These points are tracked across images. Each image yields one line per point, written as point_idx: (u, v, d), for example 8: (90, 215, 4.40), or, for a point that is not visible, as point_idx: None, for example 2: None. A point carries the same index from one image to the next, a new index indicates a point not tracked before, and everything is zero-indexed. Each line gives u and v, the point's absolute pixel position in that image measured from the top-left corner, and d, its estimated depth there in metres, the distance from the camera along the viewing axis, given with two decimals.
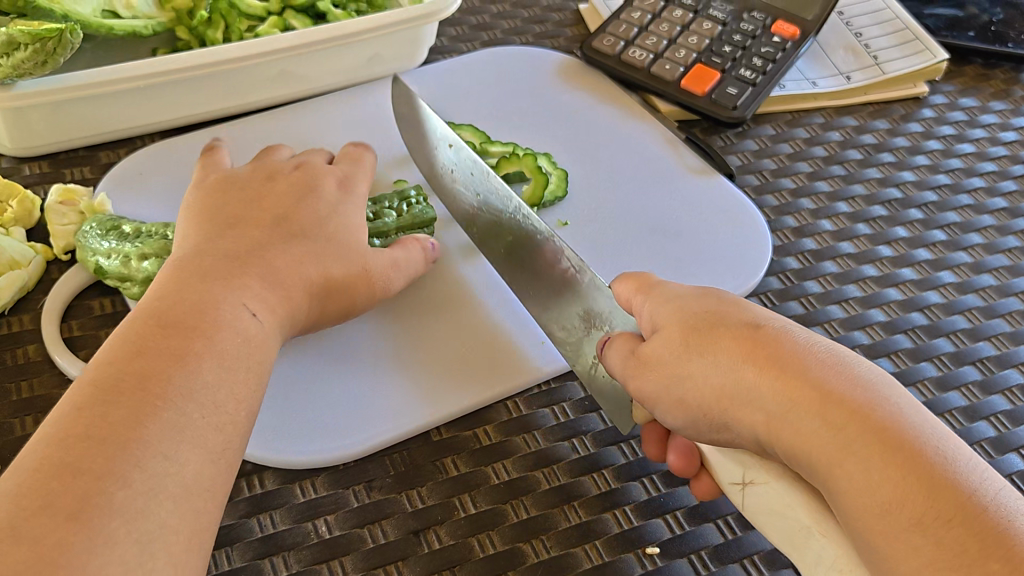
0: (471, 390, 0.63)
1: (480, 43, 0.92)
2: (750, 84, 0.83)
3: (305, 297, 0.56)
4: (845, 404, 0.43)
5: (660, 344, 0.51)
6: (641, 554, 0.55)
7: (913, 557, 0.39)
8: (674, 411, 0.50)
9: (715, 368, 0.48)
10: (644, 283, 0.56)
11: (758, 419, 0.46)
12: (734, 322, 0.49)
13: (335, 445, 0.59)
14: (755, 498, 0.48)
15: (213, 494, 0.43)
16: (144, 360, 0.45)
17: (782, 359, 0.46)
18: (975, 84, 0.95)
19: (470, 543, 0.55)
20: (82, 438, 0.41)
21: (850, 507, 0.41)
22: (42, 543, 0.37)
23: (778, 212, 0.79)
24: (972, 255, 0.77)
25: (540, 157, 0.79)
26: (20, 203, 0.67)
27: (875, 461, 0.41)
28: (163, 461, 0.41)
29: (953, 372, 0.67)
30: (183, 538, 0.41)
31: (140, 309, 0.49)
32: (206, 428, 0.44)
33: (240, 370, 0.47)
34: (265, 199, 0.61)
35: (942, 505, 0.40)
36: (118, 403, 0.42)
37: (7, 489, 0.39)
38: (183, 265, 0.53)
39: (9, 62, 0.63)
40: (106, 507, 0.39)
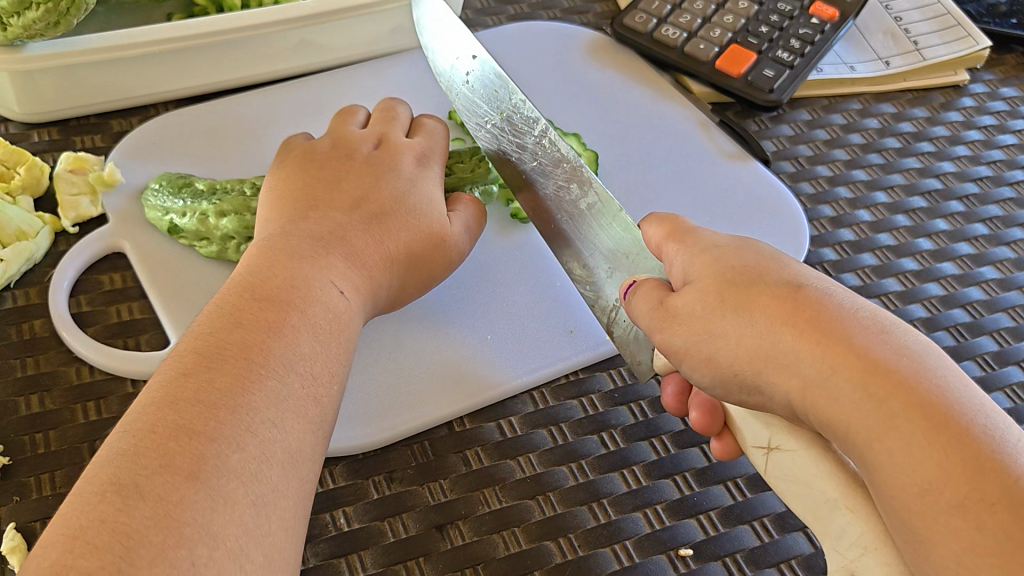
0: (507, 378, 0.61)
1: (507, 18, 0.88)
2: (788, 66, 0.80)
3: (387, 274, 0.55)
4: (885, 373, 0.37)
5: (693, 298, 0.44)
6: (673, 556, 0.53)
7: (952, 541, 0.34)
8: (701, 368, 0.44)
9: (750, 329, 0.42)
10: (677, 228, 0.50)
11: (792, 385, 0.40)
12: (775, 278, 0.43)
13: (369, 428, 0.57)
14: (780, 465, 0.43)
15: (312, 461, 0.42)
16: (243, 332, 0.43)
17: (822, 323, 0.40)
18: (1016, 73, 0.92)
19: (495, 540, 0.52)
20: (192, 403, 0.39)
21: (886, 487, 0.37)
22: (166, 500, 0.35)
23: (814, 201, 0.76)
24: (1015, 250, 0.74)
25: (572, 137, 0.75)
26: (28, 170, 0.64)
27: (917, 436, 0.36)
28: (272, 429, 0.40)
29: (997, 373, 0.64)
30: (291, 503, 0.40)
31: (230, 285, 0.47)
32: (305, 398, 0.43)
33: (332, 343, 0.46)
34: (343, 180, 0.58)
35: (985, 488, 0.34)
36: (220, 371, 0.41)
37: (118, 449, 0.37)
38: (269, 244, 0.51)
39: (20, 22, 0.60)
40: (221, 468, 0.37)
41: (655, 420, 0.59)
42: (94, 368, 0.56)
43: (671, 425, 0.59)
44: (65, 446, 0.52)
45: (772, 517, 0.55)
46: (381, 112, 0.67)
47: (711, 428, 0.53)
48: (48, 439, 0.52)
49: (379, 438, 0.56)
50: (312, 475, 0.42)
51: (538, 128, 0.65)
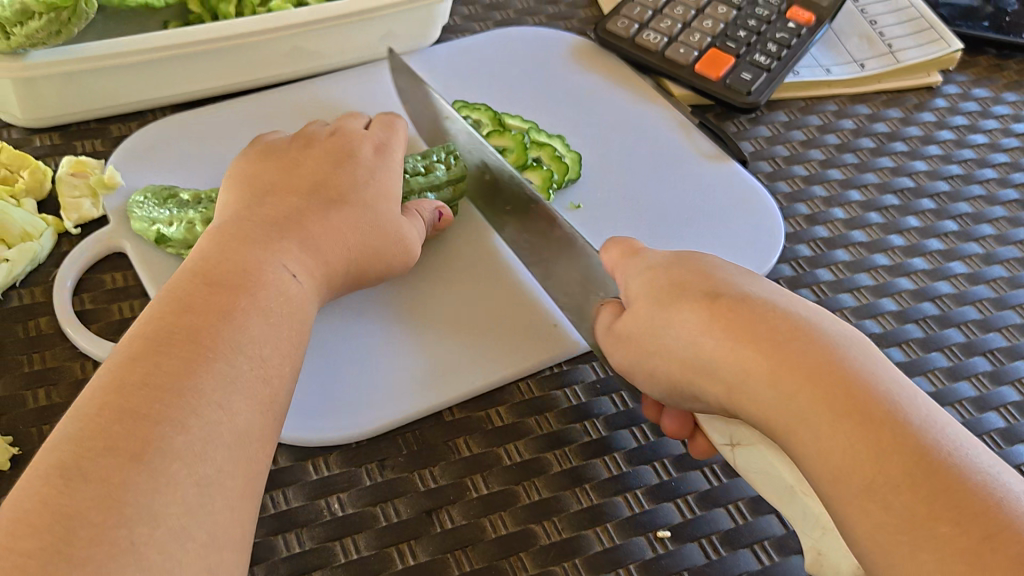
0: (490, 370, 0.63)
1: (493, 23, 0.91)
2: (765, 70, 0.83)
3: (343, 263, 0.57)
4: (796, 368, 0.42)
5: (631, 320, 0.52)
6: (652, 538, 0.56)
7: (864, 520, 0.39)
8: (649, 381, 0.52)
9: (678, 336, 0.48)
10: (653, 259, 0.53)
11: (718, 389, 0.45)
12: (699, 289, 0.49)
13: (360, 419, 0.59)
14: (744, 458, 0.47)
15: (260, 443, 0.44)
16: (192, 316, 0.46)
17: (743, 323, 0.45)
18: (988, 74, 0.95)
19: (483, 523, 0.55)
20: (142, 384, 0.41)
21: (811, 475, 0.41)
22: (109, 481, 0.37)
23: (791, 200, 0.79)
24: (983, 246, 0.77)
25: (555, 140, 0.78)
26: (31, 173, 0.66)
27: (827, 424, 0.40)
28: (218, 410, 0.42)
29: (964, 362, 0.67)
30: (238, 485, 0.42)
31: (184, 270, 0.49)
32: (254, 379, 0.45)
33: (284, 327, 0.49)
34: (300, 165, 0.62)
35: (890, 468, 0.38)
36: (169, 353, 0.43)
37: (66, 434, 0.39)
38: (224, 229, 0.54)
39: (23, 31, 0.62)
40: (165, 449, 0.39)
41: (636, 409, 0.62)
42: (96, 363, 0.59)
43: None
44: None
45: (747, 500, 0.58)
46: (346, 116, 0.71)
47: (679, 425, 0.56)
48: (53, 430, 0.55)
49: (373, 427, 0.59)
50: (264, 462, 0.44)
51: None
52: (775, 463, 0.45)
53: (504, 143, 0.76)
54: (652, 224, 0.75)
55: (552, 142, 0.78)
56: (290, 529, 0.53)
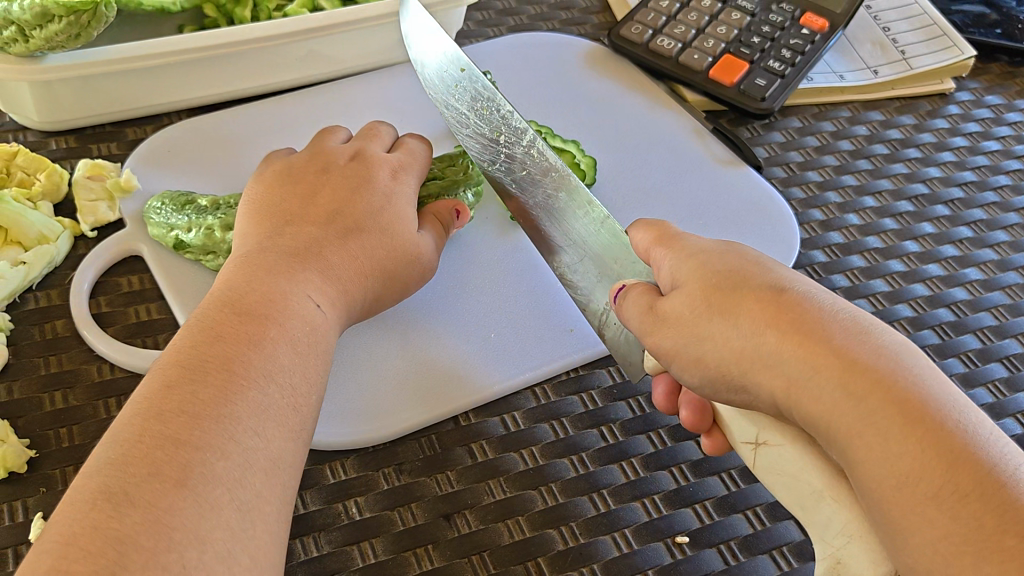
0: (507, 375, 0.63)
1: (506, 29, 0.91)
2: (779, 76, 0.83)
3: (360, 284, 0.57)
4: (865, 373, 0.40)
5: (679, 302, 0.47)
6: (670, 543, 0.55)
7: (926, 530, 0.37)
8: (691, 370, 0.47)
9: (734, 331, 0.44)
10: (664, 233, 0.52)
11: (777, 385, 0.42)
12: (758, 283, 0.45)
13: (378, 424, 0.59)
14: (768, 458, 0.46)
15: (292, 467, 0.44)
16: (224, 345, 0.46)
17: (805, 324, 0.42)
18: (1000, 81, 0.95)
19: (500, 529, 0.55)
20: (178, 412, 0.42)
21: (867, 483, 0.39)
22: (155, 506, 0.38)
23: (805, 205, 0.79)
24: (998, 252, 0.77)
25: (571, 146, 0.78)
26: (48, 176, 0.67)
27: (893, 431, 0.38)
28: (254, 438, 0.43)
29: (980, 369, 0.67)
30: (274, 508, 0.42)
31: (211, 300, 0.50)
32: (285, 408, 0.45)
33: (310, 355, 0.49)
34: (318, 194, 0.61)
35: (958, 478, 0.37)
36: (204, 382, 0.43)
37: (107, 458, 0.40)
38: (248, 259, 0.54)
39: (42, 34, 0.63)
40: (207, 475, 0.40)
41: (652, 414, 0.62)
42: (115, 366, 0.59)
43: (667, 419, 0.62)
44: (88, 440, 0.55)
45: (764, 506, 0.58)
46: (364, 132, 0.69)
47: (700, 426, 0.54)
48: (73, 433, 0.55)
49: (393, 431, 0.59)
50: (292, 481, 0.44)
51: (526, 138, 0.67)
52: (805, 466, 0.44)
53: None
54: None
55: (570, 147, 0.78)
56: (308, 533, 0.53)
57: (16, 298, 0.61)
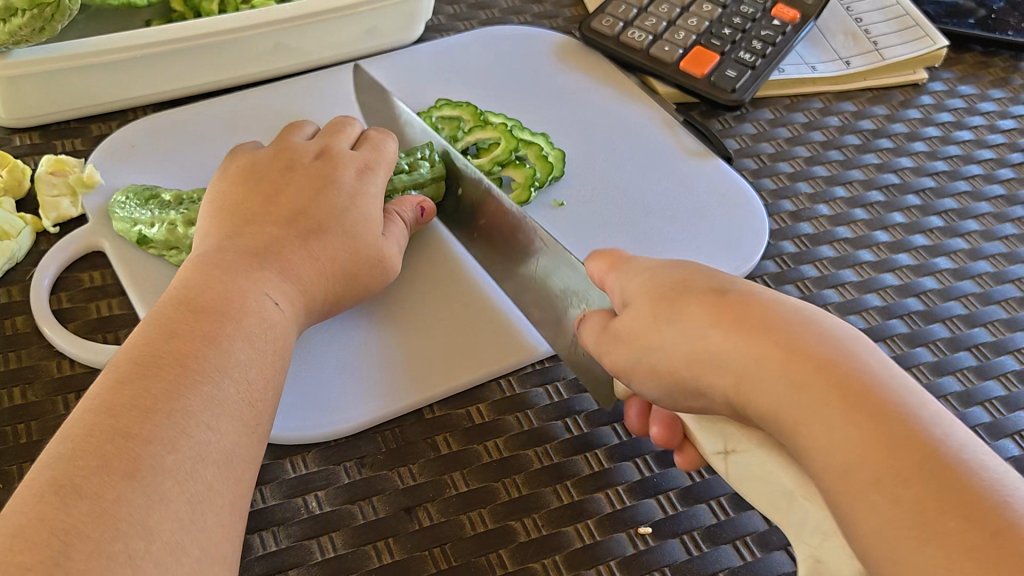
0: (471, 368, 0.63)
1: (478, 22, 0.91)
2: (749, 67, 0.83)
3: (320, 283, 0.57)
4: (808, 364, 0.40)
5: (632, 318, 0.48)
6: (633, 534, 0.55)
7: (873, 516, 0.36)
8: (647, 381, 0.48)
9: (684, 335, 0.44)
10: (617, 259, 0.53)
11: (728, 386, 0.43)
12: (702, 287, 0.46)
13: (336, 417, 0.59)
14: (740, 466, 0.45)
15: (246, 463, 0.44)
16: (178, 341, 0.45)
17: (752, 320, 0.42)
18: (973, 71, 0.94)
19: (462, 521, 0.54)
20: (129, 408, 0.41)
21: (815, 469, 0.38)
22: (103, 497, 0.38)
23: (775, 197, 0.78)
24: (969, 242, 0.77)
25: (540, 138, 0.78)
26: (10, 172, 0.66)
27: (836, 417, 0.38)
28: (208, 431, 0.42)
29: (949, 358, 0.67)
30: (227, 502, 0.42)
31: (168, 297, 0.49)
32: (240, 403, 0.45)
33: (267, 351, 0.49)
34: (281, 192, 0.60)
35: (899, 462, 0.36)
36: (157, 377, 0.43)
37: (57, 454, 0.39)
38: (207, 258, 0.53)
39: (6, 28, 0.62)
40: (158, 467, 0.39)
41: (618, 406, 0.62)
42: (75, 362, 0.58)
43: None
44: (46, 436, 0.54)
45: (729, 496, 0.58)
46: (330, 127, 0.69)
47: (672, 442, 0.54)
48: (30, 428, 0.54)
49: (352, 425, 0.59)
50: (247, 474, 0.44)
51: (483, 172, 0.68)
52: (775, 469, 0.43)
53: (490, 136, 0.77)
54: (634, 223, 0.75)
55: (539, 140, 0.78)
56: (267, 528, 0.53)
57: None
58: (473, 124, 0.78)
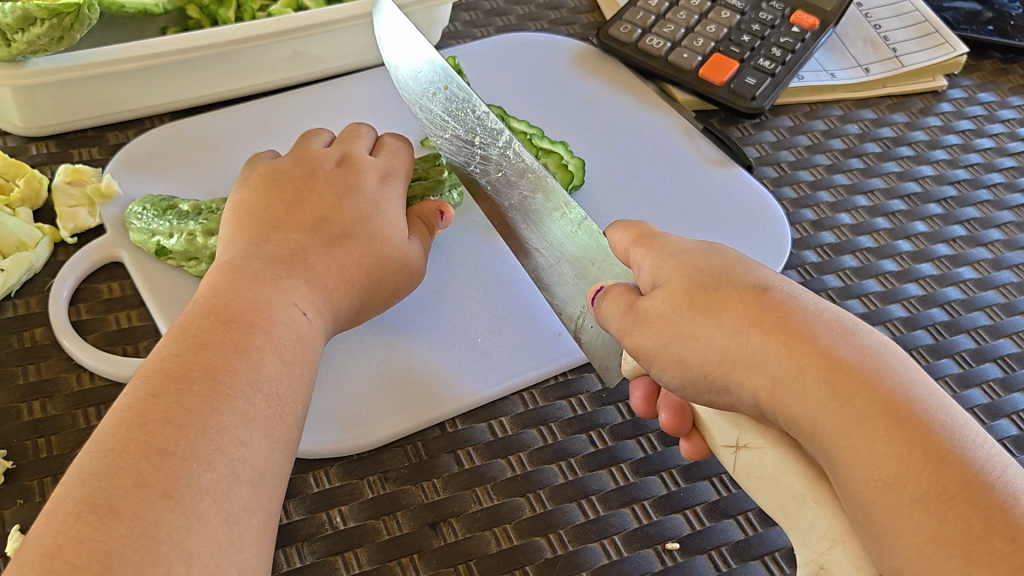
0: (493, 381, 0.62)
1: (495, 29, 0.90)
2: (769, 74, 0.82)
3: (347, 292, 0.56)
4: (848, 372, 0.40)
5: (660, 302, 0.46)
6: (660, 550, 0.54)
7: (914, 533, 0.37)
8: (670, 369, 0.46)
9: (717, 330, 0.44)
10: (644, 233, 0.51)
11: (760, 384, 0.42)
12: (742, 282, 0.45)
13: (364, 430, 0.58)
14: (748, 463, 0.45)
15: (277, 479, 0.43)
16: (209, 353, 0.45)
17: (790, 324, 0.42)
18: (993, 78, 0.94)
19: (487, 537, 0.54)
20: (163, 422, 0.40)
21: (852, 482, 0.39)
22: (142, 518, 0.36)
23: (797, 205, 0.78)
24: (992, 251, 0.76)
25: (560, 145, 0.77)
26: (27, 182, 0.65)
27: (880, 432, 0.38)
28: (240, 448, 0.41)
29: (975, 369, 0.66)
30: (260, 520, 0.41)
31: (195, 307, 0.48)
32: (271, 418, 0.44)
33: (296, 364, 0.48)
34: (306, 200, 0.60)
35: (946, 480, 0.37)
36: (190, 391, 0.42)
37: (90, 469, 0.38)
38: (233, 266, 0.53)
39: (24, 38, 0.62)
40: (194, 486, 0.38)
41: (641, 418, 0.61)
42: (94, 375, 0.58)
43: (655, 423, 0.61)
44: (66, 450, 0.54)
45: (756, 511, 0.57)
46: (347, 134, 0.68)
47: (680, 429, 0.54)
48: (51, 443, 0.54)
49: (379, 437, 0.58)
50: (278, 491, 0.43)
51: (502, 139, 0.66)
52: (786, 468, 0.43)
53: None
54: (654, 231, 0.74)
55: (558, 148, 0.77)
56: (292, 544, 0.52)
57: None
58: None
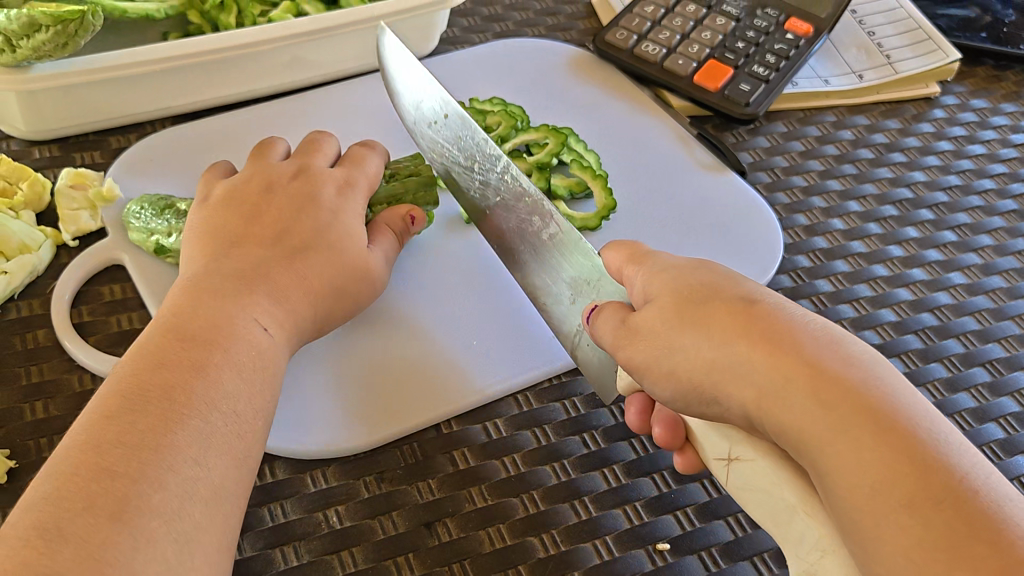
0: (487, 383, 0.63)
1: (492, 35, 0.91)
2: (763, 81, 0.83)
3: (310, 305, 0.56)
4: (834, 381, 0.39)
5: (652, 315, 0.47)
6: (651, 550, 0.55)
7: (899, 538, 0.35)
8: (663, 383, 0.46)
9: (706, 342, 0.44)
10: (637, 252, 0.52)
11: (747, 396, 0.42)
12: (730, 294, 0.45)
13: (342, 434, 0.59)
14: (740, 474, 0.45)
15: (235, 497, 0.44)
16: (165, 372, 0.45)
17: (776, 332, 0.42)
18: (985, 85, 0.95)
19: (481, 536, 0.55)
20: (116, 444, 0.41)
21: (837, 488, 0.38)
22: (89, 541, 0.37)
23: (789, 210, 0.79)
24: (983, 256, 0.77)
25: (575, 145, 0.80)
26: (30, 185, 0.66)
27: (866, 436, 0.37)
28: (195, 467, 0.42)
29: (963, 374, 0.67)
30: (215, 540, 0.41)
31: (153, 327, 0.49)
32: (229, 435, 0.45)
33: (255, 379, 0.48)
34: (263, 213, 0.60)
35: (929, 484, 0.36)
36: (144, 413, 0.42)
37: (41, 493, 0.39)
38: (191, 284, 0.53)
39: (30, 44, 0.63)
40: (144, 508, 0.39)
41: None
42: (96, 377, 0.59)
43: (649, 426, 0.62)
44: None
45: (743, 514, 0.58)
46: (306, 145, 0.68)
47: (673, 443, 0.54)
48: (52, 443, 0.55)
49: (370, 441, 0.59)
50: (237, 507, 0.44)
51: (499, 164, 0.66)
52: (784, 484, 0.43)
53: (537, 136, 0.78)
54: (650, 234, 0.75)
55: (587, 156, 0.79)
56: (290, 542, 0.53)
57: None
58: (517, 126, 0.79)
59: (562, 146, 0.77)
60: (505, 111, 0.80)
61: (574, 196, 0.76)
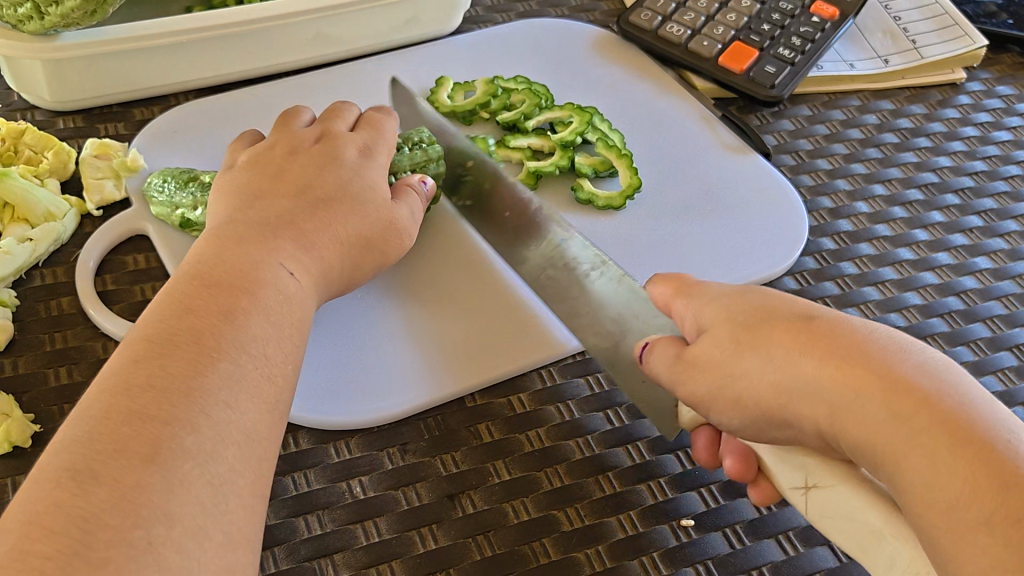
0: (509, 357, 0.63)
1: (515, 14, 0.91)
2: (789, 63, 0.82)
3: (336, 253, 0.55)
4: (912, 393, 0.39)
5: (711, 345, 0.45)
6: (675, 526, 0.55)
7: (976, 559, 0.36)
8: (729, 412, 0.45)
9: (768, 363, 0.43)
10: (684, 284, 0.49)
11: (817, 413, 0.41)
12: (786, 311, 0.45)
13: (365, 406, 0.59)
14: (818, 503, 0.44)
15: (267, 442, 0.42)
16: (194, 317, 0.44)
17: (845, 349, 0.41)
18: (1011, 72, 0.94)
19: (505, 510, 0.55)
20: (146, 388, 0.39)
21: (918, 508, 0.38)
22: (122, 482, 0.36)
23: (814, 193, 0.78)
24: (1009, 241, 0.76)
25: (602, 124, 0.79)
26: (55, 154, 0.66)
27: (942, 454, 0.38)
28: (227, 410, 0.40)
29: (988, 357, 0.67)
30: (250, 482, 0.40)
31: (179, 273, 0.47)
32: (261, 380, 0.43)
33: (285, 325, 0.47)
34: (286, 171, 0.59)
35: (1013, 501, 0.36)
36: (173, 355, 0.41)
37: (73, 437, 0.38)
38: (218, 233, 0.52)
39: (58, 10, 0.62)
40: (178, 450, 0.38)
41: None
42: (119, 344, 0.59)
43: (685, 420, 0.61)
44: None
45: (744, 524, 0.56)
46: (329, 113, 0.67)
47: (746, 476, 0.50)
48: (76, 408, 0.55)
49: (393, 414, 0.59)
50: (270, 458, 0.43)
51: None
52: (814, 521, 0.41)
53: (561, 114, 0.78)
54: (671, 213, 0.75)
55: (614, 135, 0.78)
56: (314, 511, 0.53)
57: (22, 274, 0.61)
58: (541, 105, 0.79)
59: (584, 125, 0.77)
60: (529, 90, 0.80)
61: (599, 174, 0.75)
